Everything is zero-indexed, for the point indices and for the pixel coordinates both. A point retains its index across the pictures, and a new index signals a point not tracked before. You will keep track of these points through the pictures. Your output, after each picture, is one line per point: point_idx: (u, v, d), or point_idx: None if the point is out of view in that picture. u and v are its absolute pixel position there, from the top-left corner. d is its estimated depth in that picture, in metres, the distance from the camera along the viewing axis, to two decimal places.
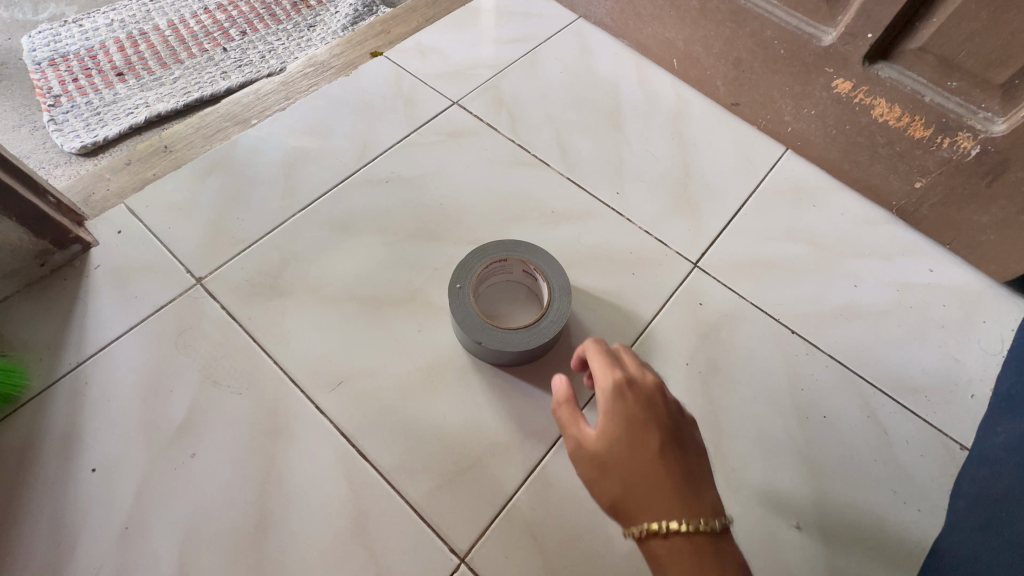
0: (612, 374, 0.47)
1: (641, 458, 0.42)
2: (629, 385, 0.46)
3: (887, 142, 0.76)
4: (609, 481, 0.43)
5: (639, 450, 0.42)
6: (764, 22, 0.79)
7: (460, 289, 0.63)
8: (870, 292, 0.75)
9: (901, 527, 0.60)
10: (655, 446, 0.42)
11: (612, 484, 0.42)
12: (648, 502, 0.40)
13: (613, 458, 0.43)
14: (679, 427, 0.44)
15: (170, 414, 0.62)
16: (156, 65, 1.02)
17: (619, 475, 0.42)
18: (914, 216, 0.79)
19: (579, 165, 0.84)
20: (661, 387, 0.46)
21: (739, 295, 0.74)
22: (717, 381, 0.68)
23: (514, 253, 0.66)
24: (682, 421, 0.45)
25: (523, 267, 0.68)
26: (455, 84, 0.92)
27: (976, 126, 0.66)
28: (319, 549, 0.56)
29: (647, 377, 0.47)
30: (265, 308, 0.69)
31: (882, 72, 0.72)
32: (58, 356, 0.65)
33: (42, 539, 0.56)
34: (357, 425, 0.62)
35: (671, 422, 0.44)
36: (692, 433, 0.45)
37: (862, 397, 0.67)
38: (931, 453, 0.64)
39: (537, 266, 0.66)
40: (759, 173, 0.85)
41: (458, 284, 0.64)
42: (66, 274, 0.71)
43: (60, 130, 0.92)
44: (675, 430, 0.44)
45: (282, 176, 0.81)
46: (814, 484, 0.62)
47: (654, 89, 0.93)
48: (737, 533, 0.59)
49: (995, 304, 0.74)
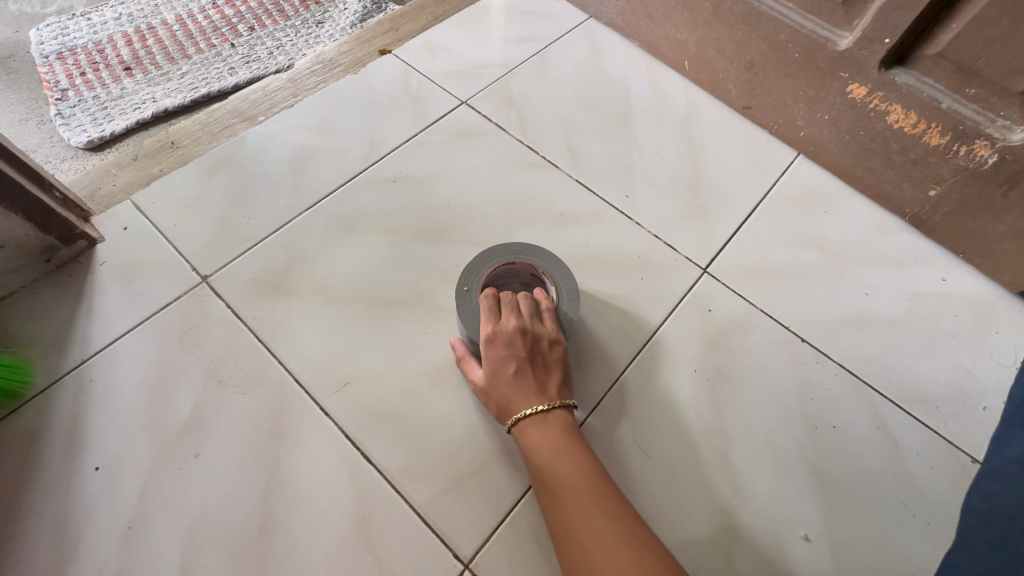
0: (486, 326, 0.58)
1: (504, 383, 0.56)
2: (494, 332, 0.57)
3: (901, 149, 0.75)
4: (489, 398, 0.58)
5: (504, 375, 0.56)
6: (778, 25, 0.78)
7: (466, 293, 0.63)
8: (882, 300, 0.74)
9: (911, 540, 0.59)
10: (513, 367, 0.56)
11: (492, 400, 0.57)
12: (511, 407, 0.55)
13: (489, 384, 0.57)
14: (534, 352, 0.57)
15: (174, 413, 0.62)
16: (163, 60, 1.01)
17: (493, 393, 0.57)
18: (927, 224, 0.78)
19: (588, 167, 0.83)
20: (516, 328, 0.57)
21: (748, 301, 0.73)
22: (725, 389, 0.67)
23: (521, 256, 0.65)
24: (536, 348, 0.57)
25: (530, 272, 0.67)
26: (464, 83, 0.91)
27: (993, 134, 0.65)
28: (321, 552, 0.56)
29: (505, 318, 0.58)
30: (270, 308, 0.69)
31: (899, 77, 0.71)
32: (63, 353, 0.65)
33: (45, 537, 0.56)
34: (361, 427, 0.62)
35: (525, 351, 0.56)
36: (547, 354, 0.58)
37: (871, 407, 0.66)
38: (942, 466, 0.63)
39: (545, 269, 0.65)
40: (770, 178, 0.84)
41: (465, 287, 0.63)
42: (71, 270, 0.70)
43: (67, 124, 0.91)
44: (528, 356, 0.56)
45: (289, 174, 0.80)
46: (822, 495, 0.61)
47: (665, 91, 0.93)
48: (744, 544, 0.58)
49: (1008, 314, 0.73)
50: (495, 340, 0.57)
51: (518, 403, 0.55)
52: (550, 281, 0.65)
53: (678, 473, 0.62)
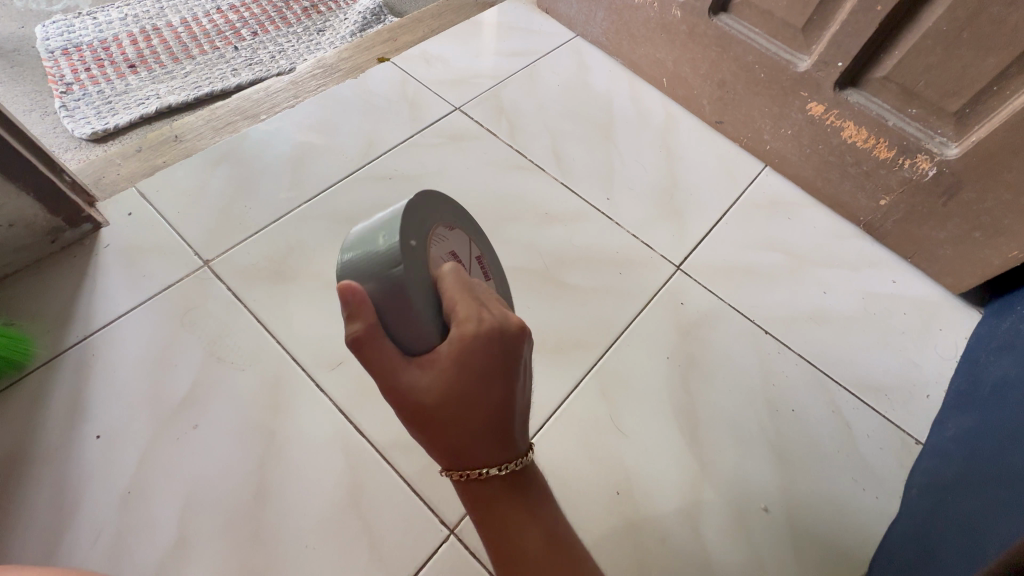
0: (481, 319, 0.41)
1: (478, 412, 0.42)
2: (495, 329, 0.41)
3: (855, 161, 0.82)
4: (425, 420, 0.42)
5: (477, 390, 0.41)
6: (746, 47, 0.85)
7: (414, 247, 0.42)
8: (838, 298, 0.80)
9: (861, 513, 0.65)
10: (494, 391, 0.42)
11: (425, 423, 0.42)
12: (468, 449, 0.43)
13: (433, 401, 0.41)
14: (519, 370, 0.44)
15: (173, 386, 0.65)
16: (168, 59, 1.05)
17: (441, 415, 0.41)
18: (880, 230, 0.85)
19: (573, 172, 0.89)
20: (519, 330, 0.43)
21: (718, 297, 0.79)
22: (695, 374, 0.72)
23: (462, 222, 0.53)
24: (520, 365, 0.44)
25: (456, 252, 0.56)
26: (458, 90, 0.97)
27: (933, 150, 0.73)
28: (313, 517, 0.59)
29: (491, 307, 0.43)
30: (270, 291, 0.72)
31: (851, 97, 0.79)
32: (66, 329, 0.68)
33: (44, 502, 0.58)
34: (354, 403, 0.65)
35: (515, 366, 0.43)
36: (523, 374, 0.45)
37: (828, 393, 0.72)
38: (889, 446, 0.69)
39: (482, 254, 0.57)
40: (739, 186, 0.91)
41: (410, 239, 0.42)
42: (76, 251, 0.73)
43: (71, 116, 0.94)
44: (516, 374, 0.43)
45: (290, 168, 0.84)
46: (781, 471, 0.67)
47: (644, 105, 1.00)
48: (709, 515, 0.63)
49: (952, 313, 0.80)
50: (479, 345, 0.41)
51: (480, 451, 0.44)
52: (484, 271, 0.57)
53: (650, 450, 0.66)
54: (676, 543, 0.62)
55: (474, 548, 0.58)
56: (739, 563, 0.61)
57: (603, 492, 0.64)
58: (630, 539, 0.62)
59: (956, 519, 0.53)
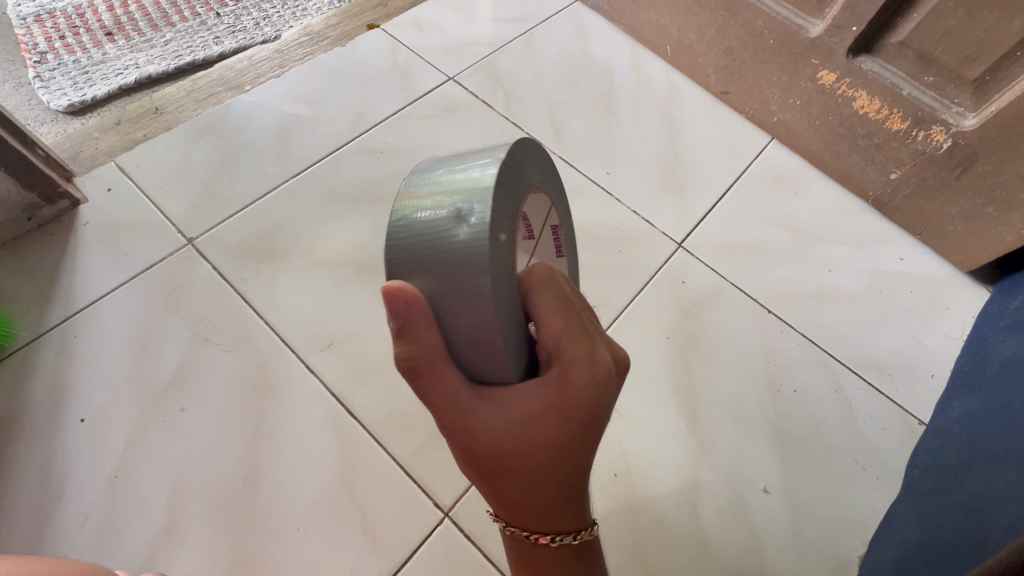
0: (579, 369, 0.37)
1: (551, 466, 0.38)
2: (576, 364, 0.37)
3: (866, 133, 0.79)
4: (501, 461, 0.37)
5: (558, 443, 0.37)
6: (755, 12, 0.81)
7: (508, 246, 0.35)
8: (844, 277, 0.78)
9: (860, 493, 0.64)
10: (578, 458, 0.38)
11: (496, 465, 0.37)
12: (543, 508, 0.39)
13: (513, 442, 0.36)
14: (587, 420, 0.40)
15: (160, 369, 0.63)
16: (146, 26, 0.98)
17: (523, 464, 0.37)
18: (889, 206, 0.82)
19: (571, 145, 0.86)
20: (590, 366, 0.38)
21: (720, 276, 0.77)
22: (695, 355, 0.70)
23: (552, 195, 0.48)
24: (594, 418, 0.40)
25: (561, 228, 0.52)
26: (452, 59, 0.93)
27: (948, 121, 0.70)
28: (306, 500, 0.58)
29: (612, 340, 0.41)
30: (256, 271, 0.70)
31: (864, 64, 0.75)
32: (46, 309, 0.66)
33: (30, 486, 0.57)
34: (346, 385, 0.64)
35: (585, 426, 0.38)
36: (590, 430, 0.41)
37: (830, 374, 0.71)
38: (892, 427, 0.68)
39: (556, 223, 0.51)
40: (744, 160, 0.88)
41: (502, 234, 0.34)
42: (53, 229, 0.71)
43: (46, 87, 0.89)
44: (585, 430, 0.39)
45: (276, 142, 0.81)
46: (782, 452, 0.66)
47: (647, 74, 0.95)
48: (709, 497, 0.63)
49: (959, 291, 0.78)
50: (601, 388, 0.37)
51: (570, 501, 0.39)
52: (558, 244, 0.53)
53: (650, 433, 0.65)
54: (674, 524, 0.61)
55: (469, 531, 0.57)
56: (736, 542, 0.61)
57: (601, 473, 0.63)
58: (627, 519, 0.61)
59: (954, 498, 0.52)
